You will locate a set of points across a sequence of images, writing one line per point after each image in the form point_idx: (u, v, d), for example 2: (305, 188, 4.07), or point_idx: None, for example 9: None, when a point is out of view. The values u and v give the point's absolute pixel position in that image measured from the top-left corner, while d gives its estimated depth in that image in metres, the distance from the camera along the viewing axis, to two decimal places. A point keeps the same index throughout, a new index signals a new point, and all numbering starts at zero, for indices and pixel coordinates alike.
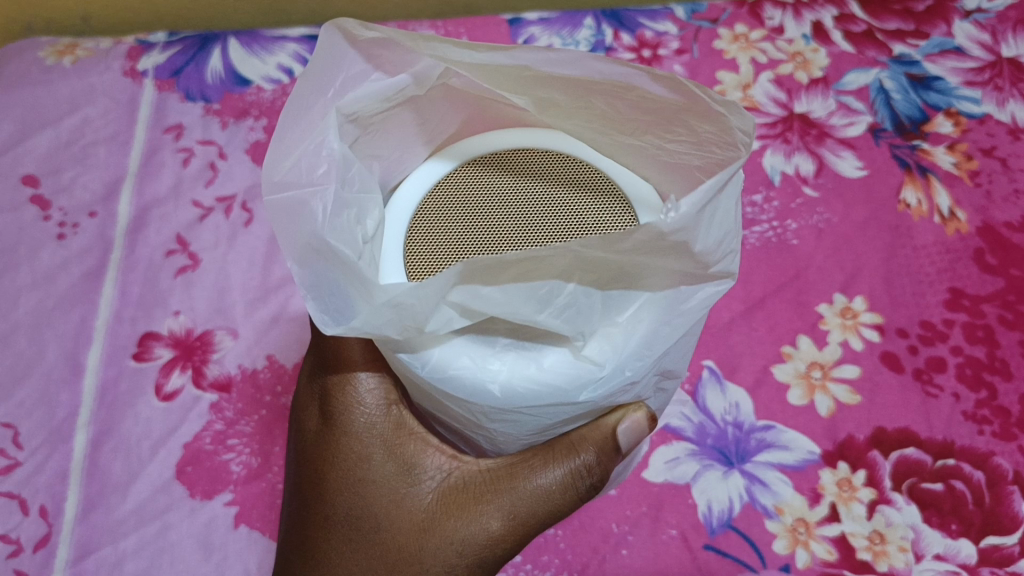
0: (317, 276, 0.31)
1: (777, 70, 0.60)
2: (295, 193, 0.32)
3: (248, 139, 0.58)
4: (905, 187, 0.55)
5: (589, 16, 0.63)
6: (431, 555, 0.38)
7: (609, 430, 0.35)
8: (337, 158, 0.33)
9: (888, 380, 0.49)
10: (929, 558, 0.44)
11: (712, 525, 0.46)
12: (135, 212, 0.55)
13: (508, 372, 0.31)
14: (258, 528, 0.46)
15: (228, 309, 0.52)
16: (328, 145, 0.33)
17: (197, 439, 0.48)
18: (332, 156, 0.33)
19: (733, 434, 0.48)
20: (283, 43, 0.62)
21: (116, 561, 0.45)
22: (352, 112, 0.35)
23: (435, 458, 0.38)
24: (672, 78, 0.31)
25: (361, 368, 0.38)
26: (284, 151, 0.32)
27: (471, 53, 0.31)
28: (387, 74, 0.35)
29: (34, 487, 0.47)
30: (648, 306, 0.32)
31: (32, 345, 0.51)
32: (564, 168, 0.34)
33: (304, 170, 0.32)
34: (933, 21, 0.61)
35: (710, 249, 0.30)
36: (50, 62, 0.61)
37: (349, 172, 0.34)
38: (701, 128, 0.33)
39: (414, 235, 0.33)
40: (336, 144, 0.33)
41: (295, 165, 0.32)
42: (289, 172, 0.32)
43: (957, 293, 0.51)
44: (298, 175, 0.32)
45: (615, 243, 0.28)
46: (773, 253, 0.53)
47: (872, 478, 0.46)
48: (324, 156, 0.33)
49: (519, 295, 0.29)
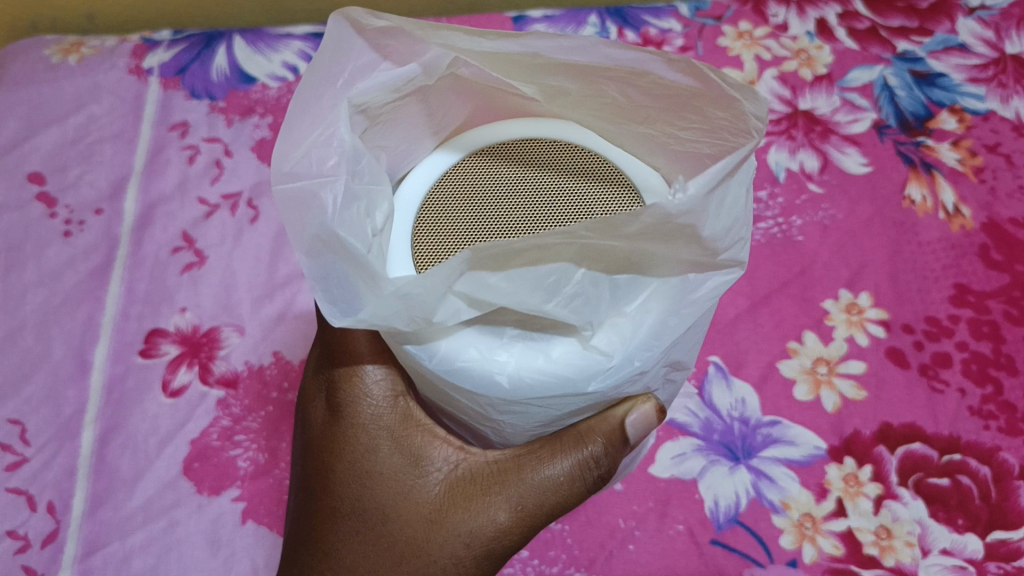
0: (325, 268, 0.31)
1: (781, 68, 0.60)
2: (304, 184, 0.32)
3: (254, 137, 0.58)
4: (910, 183, 0.55)
5: (593, 13, 0.63)
6: (438, 547, 0.38)
7: (617, 422, 0.34)
8: (347, 149, 0.33)
9: (894, 376, 0.49)
10: (936, 553, 0.44)
11: (719, 520, 0.46)
12: (141, 210, 0.56)
13: (516, 363, 0.31)
14: (265, 524, 0.46)
15: (234, 306, 0.52)
16: (339, 136, 0.33)
17: (204, 435, 0.48)
18: (342, 149, 0.33)
19: (739, 429, 0.48)
20: (288, 41, 0.62)
21: (124, 556, 0.45)
22: (362, 103, 0.35)
23: (442, 450, 0.38)
24: (687, 61, 0.31)
25: (368, 360, 0.38)
26: (292, 142, 0.32)
27: (481, 40, 0.32)
28: (397, 64, 0.35)
29: (42, 484, 0.47)
30: (656, 297, 0.32)
31: (39, 342, 0.51)
32: (572, 158, 0.34)
33: (313, 162, 0.32)
34: (937, 18, 0.61)
35: (718, 235, 0.31)
36: (55, 60, 0.61)
37: (359, 164, 0.33)
38: (713, 115, 0.33)
39: (421, 226, 0.33)
40: (347, 135, 0.33)
41: (305, 157, 0.32)
42: (298, 163, 0.32)
43: (962, 289, 0.52)
44: (307, 167, 0.32)
45: (622, 226, 0.28)
46: (778, 250, 0.53)
47: (878, 473, 0.46)
48: (333, 148, 0.33)
49: (526, 284, 0.30)
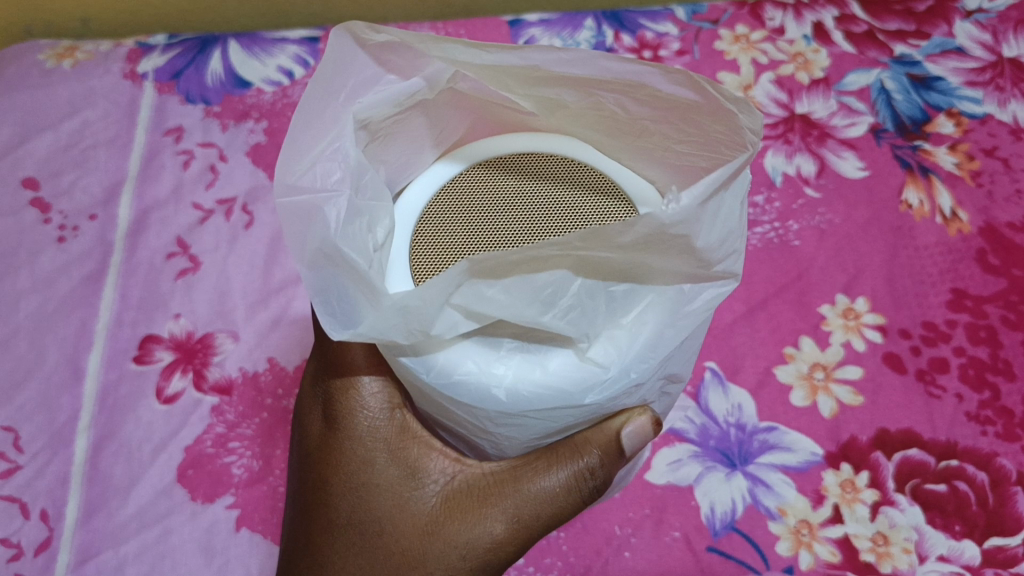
0: (326, 280, 0.30)
1: (777, 71, 0.60)
2: (308, 198, 0.31)
3: (248, 141, 0.58)
4: (907, 188, 0.55)
5: (589, 17, 0.63)
6: (433, 559, 0.38)
7: (614, 433, 0.34)
8: (352, 165, 0.33)
9: (891, 382, 0.49)
10: (933, 559, 0.44)
11: (715, 527, 0.45)
12: (135, 215, 0.55)
13: (514, 376, 0.31)
14: (259, 531, 0.46)
15: (229, 312, 0.52)
16: (343, 151, 0.33)
17: (198, 442, 0.48)
18: (346, 163, 0.33)
19: (736, 435, 0.48)
20: (283, 45, 0.61)
21: (117, 565, 0.45)
22: (365, 118, 0.34)
23: (438, 462, 0.38)
24: (685, 74, 0.31)
25: (363, 372, 0.38)
26: (297, 154, 0.32)
27: (481, 53, 0.31)
28: (400, 78, 0.34)
29: (35, 492, 0.47)
30: (652, 310, 0.32)
31: (33, 349, 0.51)
32: (569, 170, 0.34)
33: (318, 175, 0.32)
34: (934, 22, 0.61)
35: (712, 246, 0.31)
36: (50, 65, 0.61)
37: (362, 179, 0.33)
38: (711, 128, 0.33)
39: (420, 238, 0.33)
40: (352, 150, 0.33)
41: (310, 170, 0.32)
42: (303, 176, 0.32)
43: (959, 293, 0.51)
44: (312, 180, 0.32)
45: (617, 236, 0.28)
46: (775, 254, 0.53)
47: (876, 479, 0.46)
48: (338, 162, 0.33)
49: (522, 296, 0.30)
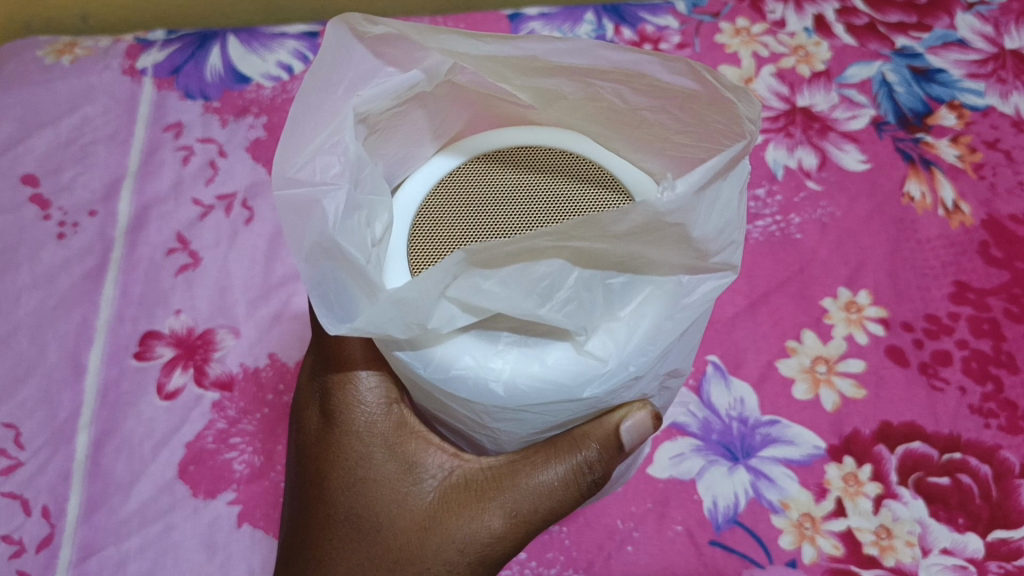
0: (323, 274, 0.30)
1: (779, 64, 0.60)
2: (307, 191, 0.31)
3: (248, 137, 0.58)
4: (909, 180, 0.55)
5: (589, 11, 0.63)
6: (431, 554, 0.38)
7: (613, 426, 0.34)
8: (352, 158, 0.32)
9: (894, 375, 0.49)
10: (937, 553, 0.44)
11: (717, 520, 0.45)
12: (135, 211, 0.55)
13: (511, 369, 0.31)
14: (262, 527, 0.46)
15: (229, 308, 0.52)
16: (343, 145, 0.33)
17: (200, 437, 0.48)
18: (346, 156, 0.32)
19: (738, 429, 0.48)
20: (282, 41, 0.61)
21: (120, 561, 0.45)
22: (364, 111, 0.34)
23: (436, 457, 0.38)
24: (686, 62, 0.31)
25: (361, 367, 0.38)
26: (296, 146, 0.32)
27: (478, 43, 0.31)
28: (399, 71, 0.34)
29: (37, 488, 0.47)
30: (651, 302, 0.31)
31: (34, 345, 0.51)
32: (567, 164, 0.34)
33: (317, 169, 0.32)
34: (936, 14, 0.61)
35: (709, 236, 0.31)
36: (49, 61, 0.61)
37: (362, 173, 0.33)
38: (711, 118, 0.33)
39: (418, 232, 0.33)
40: (352, 144, 0.33)
41: (309, 163, 0.32)
42: (302, 169, 0.32)
43: (962, 286, 0.51)
44: (311, 173, 0.32)
45: (614, 225, 0.28)
46: (777, 247, 0.53)
47: (878, 472, 0.46)
48: (337, 156, 0.32)
49: (519, 289, 0.30)
